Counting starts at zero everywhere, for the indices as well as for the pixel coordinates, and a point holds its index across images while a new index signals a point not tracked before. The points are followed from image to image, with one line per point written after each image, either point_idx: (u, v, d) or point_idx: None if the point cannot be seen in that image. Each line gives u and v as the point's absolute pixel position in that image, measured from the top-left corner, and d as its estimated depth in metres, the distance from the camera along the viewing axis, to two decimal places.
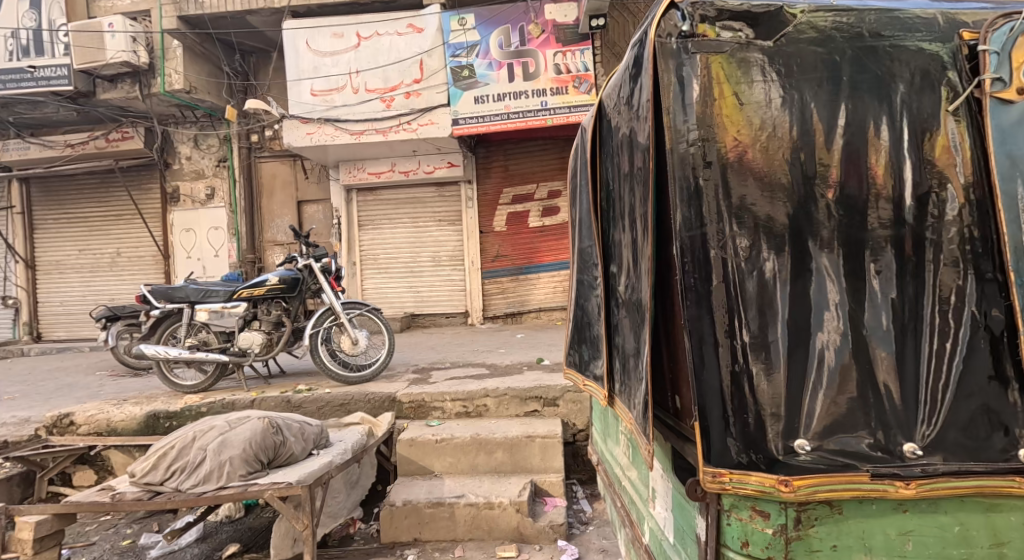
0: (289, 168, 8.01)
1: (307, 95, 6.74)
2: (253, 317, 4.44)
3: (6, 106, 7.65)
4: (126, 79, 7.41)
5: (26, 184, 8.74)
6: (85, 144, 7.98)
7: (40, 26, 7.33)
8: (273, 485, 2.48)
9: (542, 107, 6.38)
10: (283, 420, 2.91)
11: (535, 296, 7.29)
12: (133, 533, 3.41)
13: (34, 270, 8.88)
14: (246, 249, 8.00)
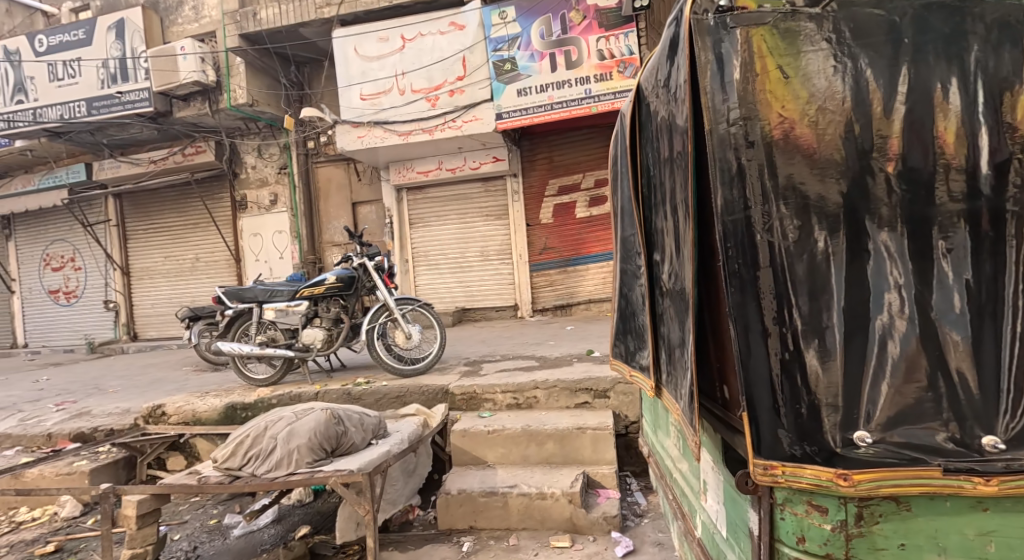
0: (343, 172, 8.20)
1: (357, 100, 6.95)
2: (315, 315, 4.62)
3: (101, 130, 8.47)
4: (197, 97, 7.86)
5: (119, 200, 9.50)
6: (166, 160, 8.68)
7: (124, 54, 7.92)
8: (336, 472, 2.56)
9: (586, 94, 6.28)
10: (344, 411, 3.01)
11: (584, 287, 7.20)
12: (219, 513, 3.65)
13: (129, 276, 9.61)
14: (308, 250, 8.25)
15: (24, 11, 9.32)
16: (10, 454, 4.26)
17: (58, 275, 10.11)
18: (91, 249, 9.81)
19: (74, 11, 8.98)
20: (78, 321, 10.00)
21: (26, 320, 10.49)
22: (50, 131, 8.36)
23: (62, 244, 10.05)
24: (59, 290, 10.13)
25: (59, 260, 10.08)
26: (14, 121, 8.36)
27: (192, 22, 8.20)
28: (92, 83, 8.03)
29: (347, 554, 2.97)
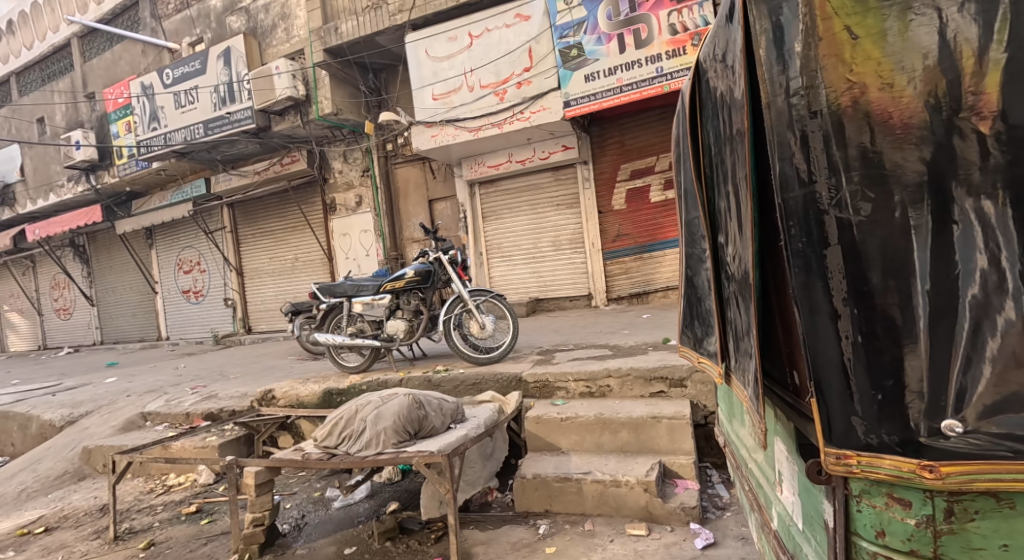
0: (420, 171, 8.43)
1: (430, 100, 7.15)
2: (397, 307, 4.81)
3: (216, 148, 9.35)
4: (291, 111, 8.41)
5: (232, 209, 10.41)
6: (267, 171, 9.39)
7: (232, 79, 8.70)
8: (419, 452, 2.66)
9: (658, 73, 6.05)
10: (425, 396, 3.12)
11: (661, 274, 6.98)
12: (322, 486, 3.93)
13: (242, 276, 10.47)
14: (391, 247, 8.59)
15: (150, 47, 10.37)
16: (157, 430, 4.84)
17: (189, 277, 11.26)
18: (211, 254, 10.83)
19: (189, 43, 9.84)
20: (204, 317, 11.07)
21: (166, 317, 11.79)
22: (178, 153, 9.34)
23: (191, 249, 11.18)
24: (189, 290, 11.27)
25: (189, 264, 11.24)
26: (151, 146, 9.51)
27: (284, 42, 8.67)
28: (207, 107, 8.83)
29: (434, 529, 3.10)
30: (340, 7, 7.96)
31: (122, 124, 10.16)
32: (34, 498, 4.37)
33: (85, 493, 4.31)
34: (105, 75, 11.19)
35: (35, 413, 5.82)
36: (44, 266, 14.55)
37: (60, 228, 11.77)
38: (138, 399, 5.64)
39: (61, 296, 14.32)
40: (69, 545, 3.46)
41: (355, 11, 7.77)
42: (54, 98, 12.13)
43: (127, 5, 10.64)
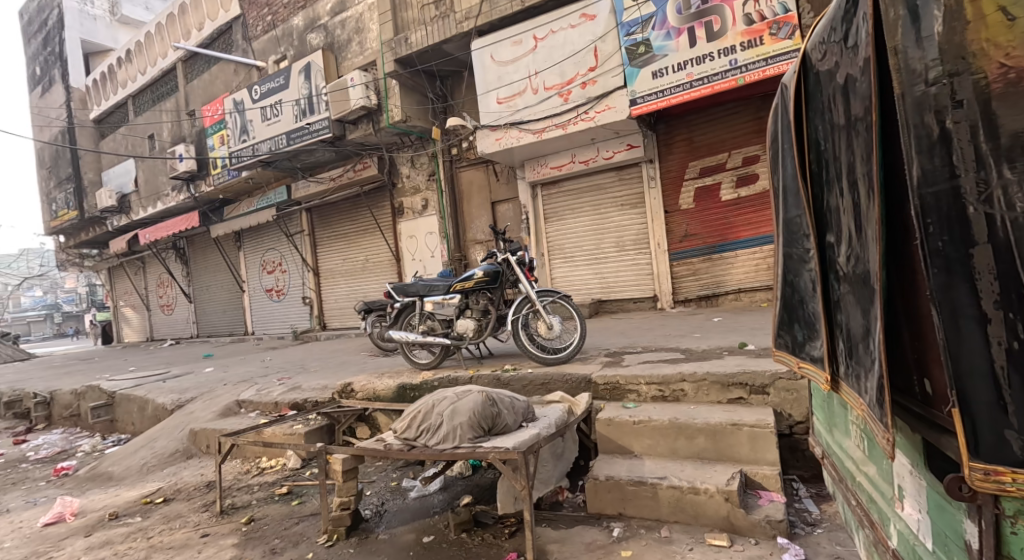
0: (483, 173, 8.52)
1: (494, 104, 7.26)
2: (467, 306, 5.02)
3: (296, 157, 9.86)
4: (364, 120, 8.72)
5: (310, 213, 10.91)
6: (342, 177, 9.82)
7: (311, 92, 9.15)
8: (495, 448, 2.71)
9: (731, 65, 5.80)
10: (498, 394, 3.18)
11: (732, 277, 6.73)
12: (398, 477, 4.09)
13: (319, 276, 10.94)
14: (455, 249, 8.74)
15: (242, 67, 11.04)
16: (250, 417, 5.14)
17: (271, 276, 11.88)
18: (292, 254, 11.37)
19: (275, 61, 10.37)
20: (285, 314, 11.65)
21: (252, 313, 12.43)
22: (264, 162, 9.99)
23: (273, 251, 11.81)
24: (271, 289, 11.89)
25: (271, 265, 11.86)
26: (241, 157, 10.18)
27: (358, 55, 8.97)
28: (289, 119, 9.36)
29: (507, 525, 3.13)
30: (411, 18, 8.17)
31: (217, 137, 10.98)
32: (149, 473, 4.77)
33: (194, 469, 4.64)
34: (203, 94, 12.03)
35: (151, 397, 6.38)
36: (152, 266, 15.83)
37: (165, 233, 12.98)
38: (233, 388, 6.06)
39: (164, 293, 15.50)
40: (183, 515, 3.76)
41: (425, 22, 7.96)
42: (162, 117, 13.13)
43: (222, 30, 11.43)
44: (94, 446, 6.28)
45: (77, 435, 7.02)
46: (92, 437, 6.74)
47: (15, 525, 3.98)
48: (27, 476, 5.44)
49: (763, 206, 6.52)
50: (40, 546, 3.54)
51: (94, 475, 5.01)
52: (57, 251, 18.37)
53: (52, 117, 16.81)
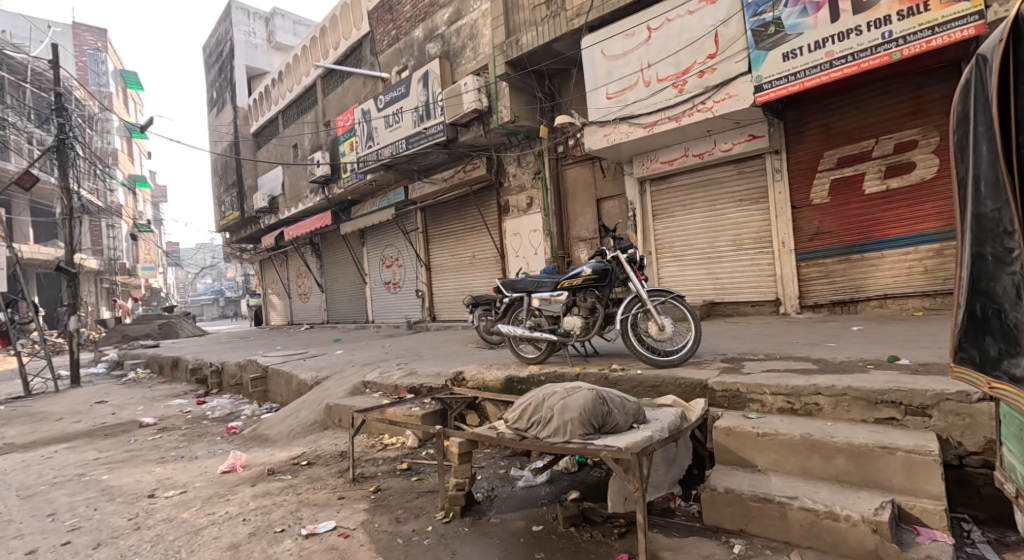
0: (589, 171, 8.39)
1: (603, 100, 7.17)
2: (574, 304, 5.38)
3: (412, 160, 10.36)
4: (475, 123, 8.97)
5: (424, 212, 11.39)
6: (453, 178, 10.19)
7: (429, 99, 9.56)
8: (607, 447, 3.01)
9: (884, 39, 5.14)
10: (608, 393, 3.43)
11: (877, 280, 6.08)
12: (506, 464, 4.55)
13: (430, 271, 11.38)
14: (557, 246, 8.68)
15: (370, 79, 11.79)
16: (374, 397, 5.78)
17: (390, 270, 12.57)
18: (407, 250, 11.94)
19: (397, 72, 10.94)
20: (400, 305, 12.29)
21: (372, 304, 13.24)
22: (385, 165, 10.61)
23: (392, 248, 12.47)
24: (390, 282, 12.58)
25: (390, 260, 12.54)
26: (367, 161, 10.94)
27: (472, 60, 9.21)
28: (409, 125, 9.85)
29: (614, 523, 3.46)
30: (522, 20, 8.19)
31: (347, 144, 11.87)
32: (294, 438, 5.52)
33: (329, 439, 5.34)
34: (336, 106, 13.02)
35: (295, 372, 7.24)
36: (292, 260, 17.43)
37: (305, 231, 14.31)
38: (361, 369, 6.75)
39: (302, 283, 16.99)
40: (322, 478, 4.47)
41: (535, 22, 7.95)
42: (303, 128, 14.36)
43: (354, 46, 12.30)
44: (253, 411, 7.16)
45: (240, 400, 7.98)
46: (250, 403, 7.68)
47: (201, 469, 4.93)
48: (206, 431, 6.42)
49: (918, 200, 5.80)
50: (219, 489, 4.40)
51: (255, 436, 5.85)
52: (224, 245, 20.98)
53: (225, 133, 19.33)
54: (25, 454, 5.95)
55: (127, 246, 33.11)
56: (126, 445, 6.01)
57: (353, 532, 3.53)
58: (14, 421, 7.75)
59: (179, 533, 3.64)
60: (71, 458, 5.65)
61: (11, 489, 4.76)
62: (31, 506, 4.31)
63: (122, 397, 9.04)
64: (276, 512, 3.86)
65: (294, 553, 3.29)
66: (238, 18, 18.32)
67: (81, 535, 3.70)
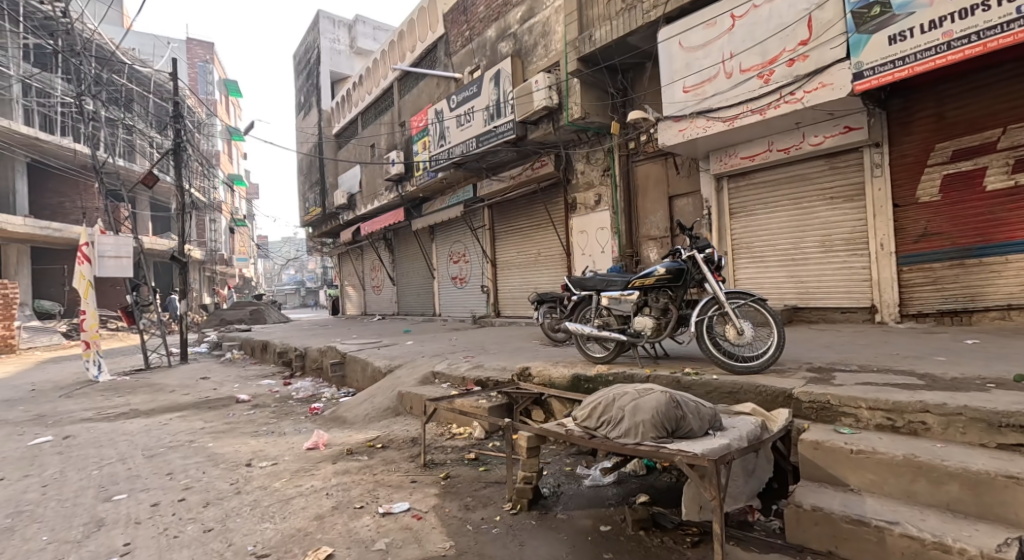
0: (661, 167, 8.14)
1: (680, 93, 6.94)
2: (645, 304, 5.25)
3: (482, 157, 10.46)
4: (546, 120, 8.93)
5: (491, 209, 11.46)
6: (521, 175, 10.18)
7: (499, 97, 9.60)
8: (682, 451, 2.93)
9: (1016, 14, 4.58)
10: (682, 396, 3.33)
11: (997, 288, 5.48)
12: (572, 462, 4.47)
13: (495, 267, 11.45)
14: (626, 244, 8.49)
15: (443, 80, 12.00)
16: (442, 387, 5.87)
17: (457, 265, 12.75)
18: (474, 246, 12.07)
19: (469, 72, 11.05)
20: (466, 300, 12.44)
21: (439, 298, 13.47)
22: (456, 163, 10.78)
23: (460, 243, 12.65)
24: (457, 277, 12.76)
25: (457, 256, 12.71)
26: (438, 159, 11.16)
27: (543, 58, 9.15)
28: (480, 124, 9.94)
29: (687, 531, 3.33)
30: (595, 14, 8.02)
31: (420, 143, 12.15)
32: (370, 422, 5.70)
33: (401, 425, 5.47)
34: (411, 106, 13.34)
35: (370, 359, 7.49)
36: (367, 253, 18.05)
37: (380, 227, 14.74)
38: (431, 360, 6.87)
39: (375, 276, 17.55)
40: (396, 461, 4.59)
41: (609, 17, 7.77)
42: (380, 129, 14.82)
43: (429, 48, 12.54)
44: (332, 394, 7.44)
45: (321, 384, 8.33)
46: (330, 387, 7.99)
47: (289, 444, 5.21)
48: (291, 409, 6.72)
49: None
50: (305, 463, 4.63)
51: (335, 417, 6.07)
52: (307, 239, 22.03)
53: (310, 135, 20.32)
54: (143, 419, 6.52)
55: (226, 238, 35.64)
56: (225, 418, 6.41)
57: (426, 514, 3.63)
58: (134, 390, 8.54)
59: (272, 500, 3.91)
60: (182, 426, 6.13)
61: (136, 448, 5.28)
62: (151, 465, 4.77)
63: (221, 375, 9.76)
64: (355, 489, 4.03)
65: (373, 529, 3.45)
66: (324, 26, 19.16)
67: (193, 494, 4.08)
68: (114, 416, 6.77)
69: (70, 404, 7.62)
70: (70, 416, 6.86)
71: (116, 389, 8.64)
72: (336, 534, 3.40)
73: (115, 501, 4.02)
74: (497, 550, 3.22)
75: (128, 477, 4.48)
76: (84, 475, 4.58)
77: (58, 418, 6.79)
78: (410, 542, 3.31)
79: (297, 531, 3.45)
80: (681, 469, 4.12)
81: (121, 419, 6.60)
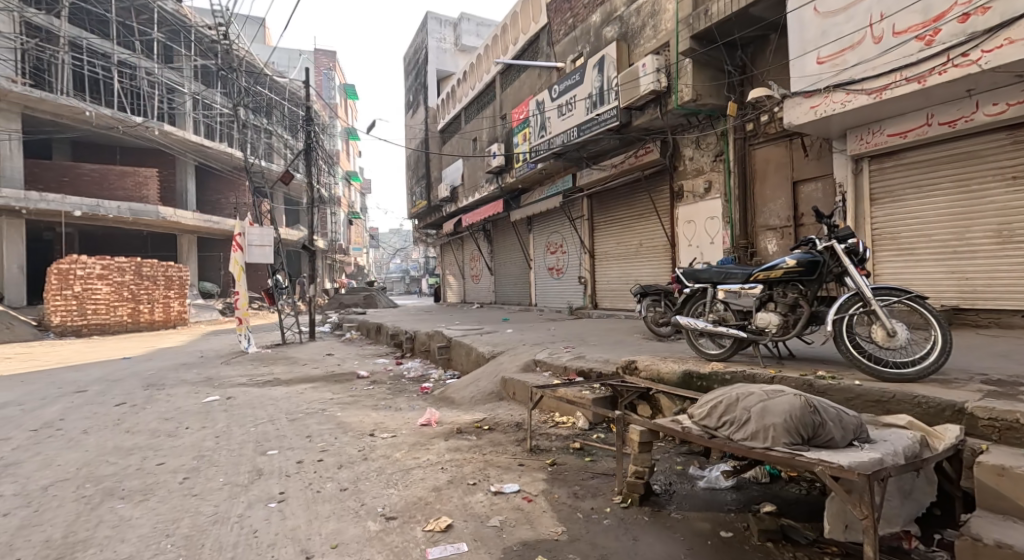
0: (785, 149, 7.40)
1: (813, 65, 6.26)
2: (769, 300, 4.76)
3: (583, 147, 10.17)
4: (652, 105, 8.48)
5: (590, 200, 11.16)
6: (623, 163, 9.80)
7: (603, 85, 9.29)
8: (825, 461, 2.58)
9: None
10: (820, 401, 2.93)
11: None
12: (683, 462, 4.12)
13: (594, 258, 11.14)
14: (739, 235, 7.87)
15: (545, 71, 11.79)
16: (543, 375, 5.70)
17: (554, 256, 12.59)
18: (573, 238, 11.82)
19: (572, 60, 10.76)
20: (563, 291, 12.22)
21: (536, 288, 13.36)
22: (556, 154, 10.60)
23: (557, 234, 12.46)
24: (554, 268, 12.59)
25: (555, 247, 12.54)
26: (538, 150, 11.01)
27: (652, 39, 8.66)
28: (582, 113, 9.68)
29: (824, 550, 2.91)
30: None
31: (521, 135, 12.10)
32: (475, 405, 5.68)
33: (506, 409, 5.39)
34: (512, 99, 13.30)
35: (474, 345, 7.51)
36: (467, 244, 18.36)
37: (480, 219, 14.95)
38: (533, 348, 6.74)
39: (474, 266, 17.81)
40: (503, 443, 4.50)
41: None
42: (483, 123, 14.96)
43: (532, 40, 12.41)
44: (440, 376, 7.56)
45: (429, 365, 8.52)
46: (437, 369, 8.12)
47: (404, 418, 5.31)
48: (404, 387, 6.91)
49: None
50: (420, 437, 4.68)
51: (444, 398, 6.12)
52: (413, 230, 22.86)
53: (418, 132, 20.99)
54: (285, 387, 7.01)
55: (344, 230, 38.05)
56: (349, 391, 6.71)
57: (535, 498, 3.49)
58: (274, 361, 9.29)
59: (394, 468, 3.97)
60: (315, 395, 6.49)
61: (281, 412, 5.65)
62: (294, 427, 5.06)
63: (343, 352, 10.35)
64: (467, 466, 3.98)
65: (486, 506, 3.38)
66: (432, 27, 19.68)
67: (330, 455, 4.27)
68: (262, 382, 7.37)
69: (228, 369, 8.46)
70: (230, 380, 7.58)
71: (262, 360, 9.48)
72: (452, 506, 3.38)
73: (269, 455, 4.31)
74: (611, 541, 3.01)
75: (277, 436, 4.79)
76: (245, 431, 4.97)
77: (221, 381, 7.53)
78: (522, 522, 3.20)
79: (419, 499, 3.47)
80: (813, 480, 3.65)
81: (268, 385, 7.17)
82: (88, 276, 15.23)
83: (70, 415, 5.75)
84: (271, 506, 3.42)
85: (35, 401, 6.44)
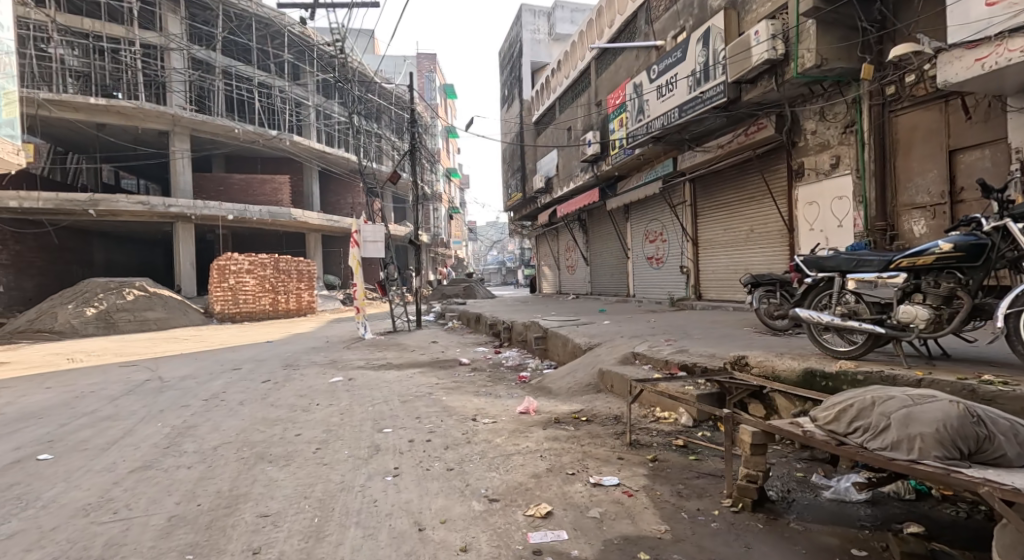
0: (938, 113, 6.30)
1: (982, 7, 5.20)
2: (916, 291, 3.95)
3: (684, 128, 9.43)
4: (765, 76, 7.63)
5: (693, 184, 10.38)
6: (731, 144, 8.93)
7: (707, 60, 8.50)
8: (993, 482, 1.99)
9: None
10: (984, 411, 2.30)
11: None
12: (805, 468, 3.43)
13: (697, 246, 10.35)
14: (875, 217, 6.86)
15: (643, 51, 11.09)
16: (643, 368, 5.21)
17: (653, 245, 11.90)
18: (674, 226, 11.07)
19: (673, 37, 10.01)
20: (663, 281, 11.51)
21: (634, 279, 12.71)
22: (655, 138, 9.95)
23: (657, 222, 11.75)
24: (653, 257, 11.88)
25: (654, 235, 11.84)
26: (636, 135, 10.40)
27: (765, 4, 7.77)
28: (683, 93, 8.95)
29: None
30: None
31: (617, 121, 11.50)
32: (573, 395, 5.33)
33: (605, 401, 4.97)
34: (609, 84, 12.70)
35: (570, 336, 7.14)
36: (562, 235, 17.96)
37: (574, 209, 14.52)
38: (631, 341, 6.24)
39: (569, 257, 17.37)
40: (601, 435, 4.10)
41: None
42: (578, 110, 14.47)
43: (628, 21, 11.74)
44: (537, 365, 7.31)
45: (526, 355, 8.26)
46: (534, 358, 7.87)
47: (504, 405, 5.07)
48: (503, 375, 6.70)
49: None
50: (518, 425, 4.40)
51: (541, 387, 5.83)
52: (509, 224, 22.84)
53: (514, 125, 20.84)
54: (397, 371, 7.09)
55: (446, 224, 39.02)
56: (452, 377, 6.62)
57: (636, 493, 3.07)
58: (387, 347, 9.53)
59: (496, 453, 3.72)
60: (424, 379, 6.47)
61: (394, 394, 5.64)
62: (405, 408, 4.99)
63: (448, 339, 10.42)
64: (566, 456, 3.63)
65: (585, 497, 3.02)
66: (527, 19, 19.45)
67: (437, 436, 4.10)
68: (379, 365, 7.53)
69: (350, 353, 8.76)
70: (351, 362, 7.84)
71: (377, 345, 9.77)
72: (552, 494, 3.05)
73: (386, 433, 4.22)
74: (721, 546, 2.56)
75: (390, 416, 4.72)
76: (365, 410, 4.95)
77: (343, 363, 7.81)
78: (623, 517, 2.81)
79: (519, 484, 3.18)
80: (975, 502, 2.88)
81: (383, 368, 7.29)
82: (240, 271, 16.70)
83: (231, 388, 6.12)
84: (388, 479, 3.28)
85: (205, 375, 6.96)
